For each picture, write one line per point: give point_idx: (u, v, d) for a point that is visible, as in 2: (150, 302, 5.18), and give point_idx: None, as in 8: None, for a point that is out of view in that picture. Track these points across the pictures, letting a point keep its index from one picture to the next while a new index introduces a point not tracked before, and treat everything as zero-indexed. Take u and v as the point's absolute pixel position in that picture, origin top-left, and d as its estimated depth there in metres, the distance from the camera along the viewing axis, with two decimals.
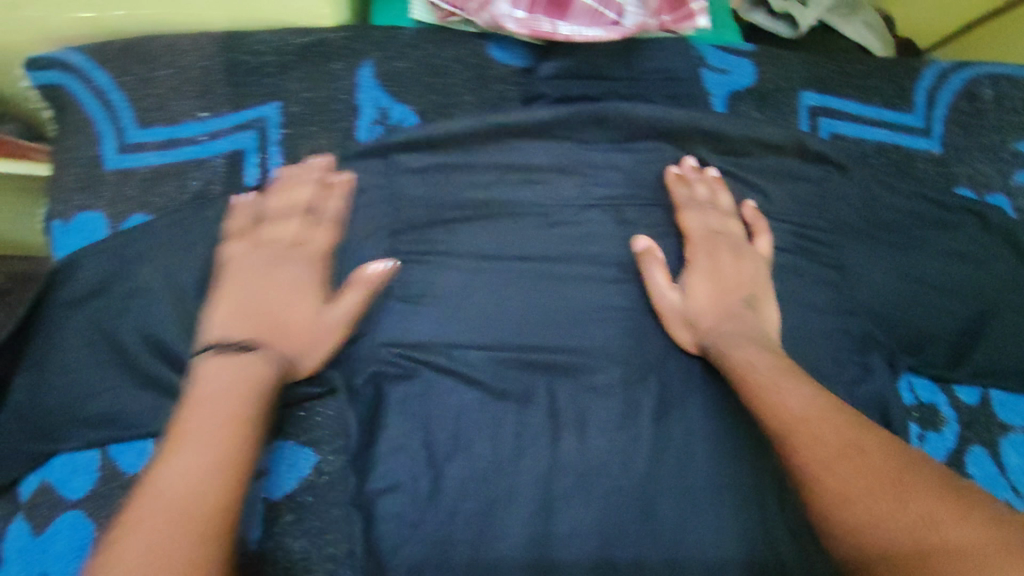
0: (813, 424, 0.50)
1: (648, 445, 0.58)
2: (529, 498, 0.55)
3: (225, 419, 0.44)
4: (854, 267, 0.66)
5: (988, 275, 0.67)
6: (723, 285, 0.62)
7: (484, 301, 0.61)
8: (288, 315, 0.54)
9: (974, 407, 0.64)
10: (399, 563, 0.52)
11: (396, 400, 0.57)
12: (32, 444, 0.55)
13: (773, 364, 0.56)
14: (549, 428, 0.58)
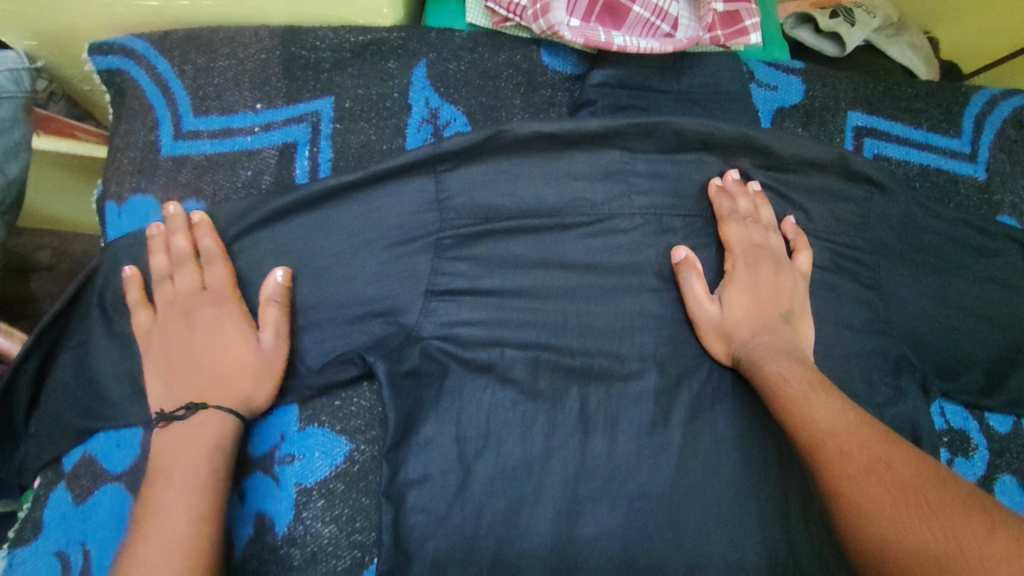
0: (843, 439, 0.50)
1: (677, 454, 0.59)
2: (556, 498, 0.56)
3: (186, 486, 0.48)
4: (892, 289, 0.66)
5: None
6: (758, 297, 0.62)
7: (525, 303, 0.62)
8: (221, 360, 0.54)
9: (1005, 436, 0.64)
10: (426, 552, 0.54)
11: (431, 395, 0.59)
12: (72, 419, 0.55)
13: (807, 379, 0.56)
14: (580, 431, 0.59)
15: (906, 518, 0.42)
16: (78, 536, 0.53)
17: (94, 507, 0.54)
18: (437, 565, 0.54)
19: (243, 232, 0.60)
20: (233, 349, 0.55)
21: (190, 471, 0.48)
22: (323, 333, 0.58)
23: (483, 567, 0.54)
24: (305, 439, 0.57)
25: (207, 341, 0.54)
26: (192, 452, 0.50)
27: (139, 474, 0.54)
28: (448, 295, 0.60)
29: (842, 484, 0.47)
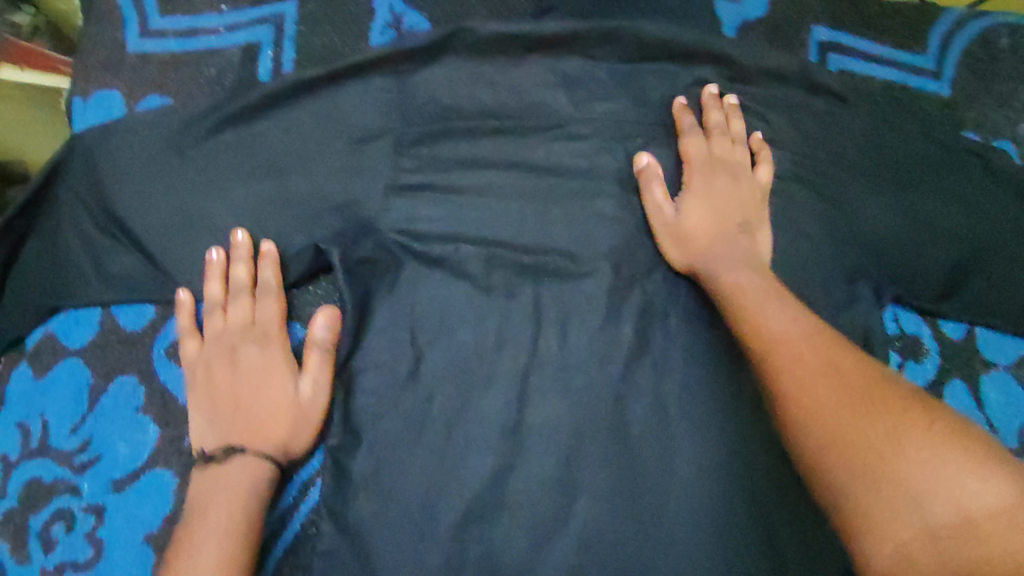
0: (793, 343, 0.47)
1: (627, 349, 0.60)
2: (506, 387, 0.59)
3: (220, 534, 0.48)
4: (851, 201, 0.66)
5: (988, 221, 0.66)
6: (717, 214, 0.62)
7: (482, 203, 0.62)
8: (261, 403, 0.54)
9: (957, 343, 0.65)
10: (375, 432, 0.57)
11: (384, 287, 0.60)
12: (36, 299, 0.56)
13: (762, 288, 0.55)
14: (532, 324, 0.60)
15: (861, 424, 0.39)
16: (37, 410, 0.54)
17: (53, 382, 0.55)
18: (387, 443, 0.56)
19: (199, 122, 0.59)
20: (273, 390, 0.54)
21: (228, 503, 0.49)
22: (278, 225, 0.59)
23: (432, 446, 0.56)
24: None
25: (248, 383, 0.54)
26: (228, 502, 0.49)
27: (98, 351, 0.55)
28: (407, 192, 0.61)
29: (792, 389, 0.44)
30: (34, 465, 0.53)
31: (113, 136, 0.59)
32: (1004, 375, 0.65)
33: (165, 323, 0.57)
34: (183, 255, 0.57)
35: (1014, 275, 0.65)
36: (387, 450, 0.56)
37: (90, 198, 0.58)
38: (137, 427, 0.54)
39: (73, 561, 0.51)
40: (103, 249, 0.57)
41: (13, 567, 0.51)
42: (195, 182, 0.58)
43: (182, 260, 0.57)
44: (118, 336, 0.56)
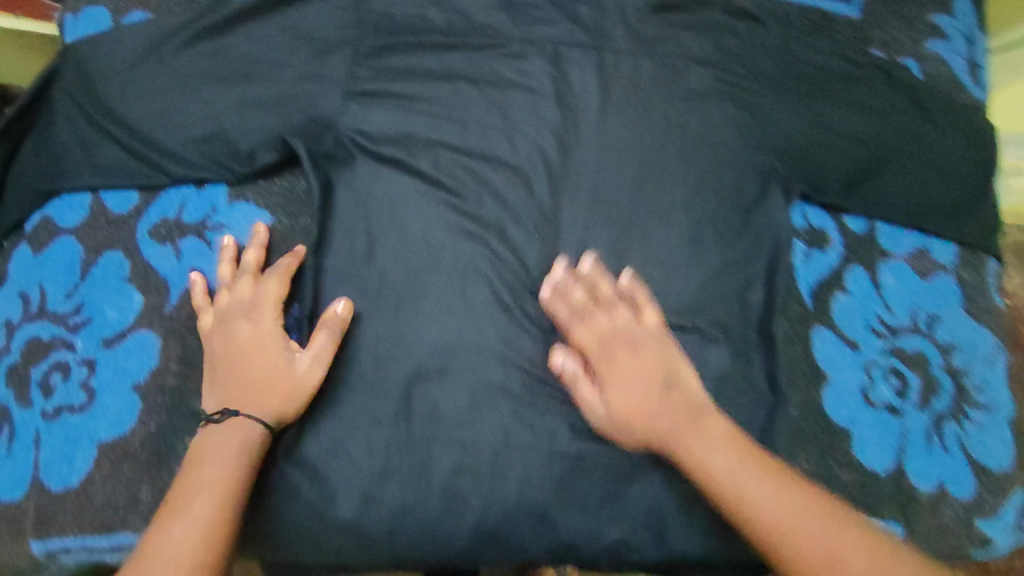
0: (702, 436, 0.60)
1: (555, 239, 0.69)
2: (450, 270, 0.66)
3: (211, 484, 0.54)
4: (767, 111, 0.72)
5: (890, 126, 0.73)
6: (637, 371, 0.63)
7: (431, 109, 0.69)
8: (261, 373, 0.58)
9: (859, 235, 0.73)
10: (333, 304, 0.65)
11: (342, 181, 0.67)
12: (35, 184, 0.64)
13: (680, 412, 0.61)
14: (472, 217, 0.68)
15: (813, 535, 0.54)
16: (36, 280, 0.62)
17: (50, 257, 0.63)
18: (343, 313, 0.64)
19: (177, 32, 0.67)
20: (270, 363, 0.59)
21: (217, 471, 0.54)
22: (245, 122, 0.65)
23: (383, 318, 0.65)
24: (233, 211, 0.65)
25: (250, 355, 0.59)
26: (217, 456, 0.55)
27: (88, 230, 0.63)
28: (364, 98, 0.68)
29: (782, 555, 0.54)
30: (34, 326, 0.61)
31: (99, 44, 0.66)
32: (902, 264, 0.73)
33: (148, 208, 0.64)
34: (161, 147, 0.64)
35: (910, 173, 0.73)
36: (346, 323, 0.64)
37: (80, 97, 0.65)
38: (124, 294, 0.62)
39: (69, 404, 0.59)
40: (93, 141, 0.64)
41: (19, 410, 0.59)
42: (176, 84, 0.65)
43: (160, 151, 0.64)
44: (106, 217, 0.64)
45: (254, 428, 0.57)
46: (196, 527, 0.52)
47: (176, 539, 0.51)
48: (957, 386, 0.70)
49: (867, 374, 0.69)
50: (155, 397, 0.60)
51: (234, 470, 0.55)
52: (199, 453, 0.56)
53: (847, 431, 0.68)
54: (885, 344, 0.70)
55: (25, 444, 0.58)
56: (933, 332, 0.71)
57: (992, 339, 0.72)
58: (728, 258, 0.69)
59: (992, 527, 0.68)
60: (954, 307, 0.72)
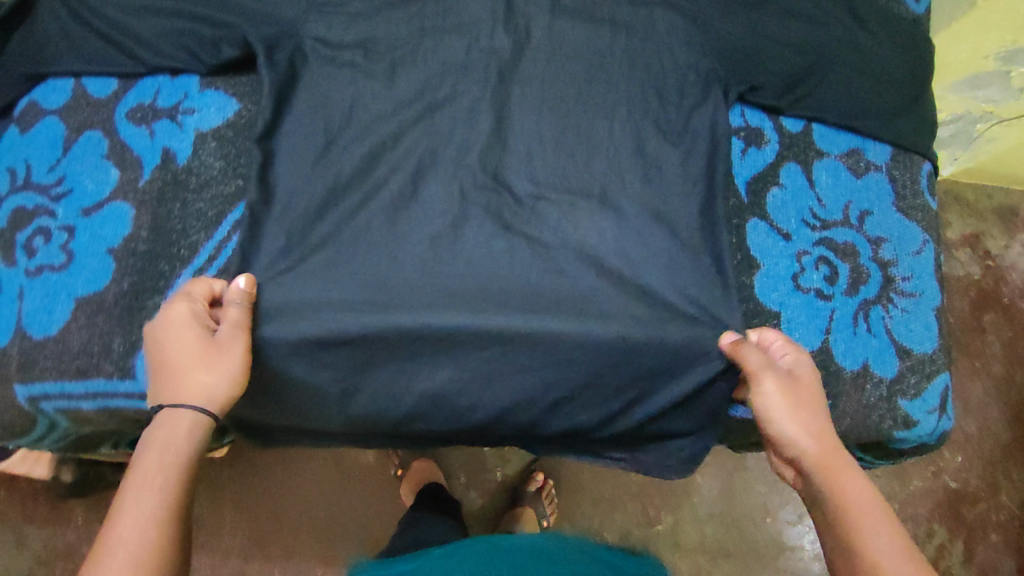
0: (844, 468, 0.60)
1: (501, 138, 0.73)
2: (406, 165, 0.71)
3: (156, 470, 0.53)
4: (708, 18, 0.76)
5: (827, 36, 0.76)
6: (812, 407, 0.63)
7: (389, 17, 0.74)
8: (179, 360, 0.58)
9: (795, 133, 0.77)
10: (287, 188, 0.68)
11: (307, 81, 0.71)
12: (21, 69, 0.69)
13: (813, 427, 0.62)
14: (424, 113, 0.73)
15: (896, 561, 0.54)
16: (22, 156, 0.68)
17: (35, 136, 0.68)
18: (302, 196, 0.69)
19: None
20: (188, 347, 0.59)
21: (175, 457, 0.54)
22: (210, 15, 0.68)
23: (342, 203, 0.69)
24: (203, 98, 0.70)
25: (168, 345, 0.59)
26: (174, 442, 0.55)
27: (68, 111, 0.68)
28: (325, 8, 0.72)
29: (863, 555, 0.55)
30: (19, 197, 0.66)
31: None
32: (836, 162, 0.77)
33: (126, 93, 0.70)
34: (131, 37, 0.68)
35: (844, 80, 0.76)
36: (302, 202, 0.68)
37: None
38: (102, 169, 0.67)
39: (50, 264, 0.64)
40: (74, 29, 0.68)
41: (4, 270, 0.65)
42: None
43: (130, 40, 0.68)
44: (86, 100, 0.69)
45: (193, 414, 0.57)
46: (147, 516, 0.51)
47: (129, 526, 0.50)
48: (885, 275, 0.74)
49: (799, 262, 0.73)
50: (127, 259, 0.65)
51: (187, 454, 0.55)
52: (152, 437, 0.55)
53: (777, 312, 0.72)
54: (817, 236, 0.74)
55: (9, 298, 0.64)
56: (864, 227, 0.76)
57: (921, 235, 0.76)
58: (668, 154, 0.74)
59: (913, 407, 0.72)
60: (886, 203, 0.77)
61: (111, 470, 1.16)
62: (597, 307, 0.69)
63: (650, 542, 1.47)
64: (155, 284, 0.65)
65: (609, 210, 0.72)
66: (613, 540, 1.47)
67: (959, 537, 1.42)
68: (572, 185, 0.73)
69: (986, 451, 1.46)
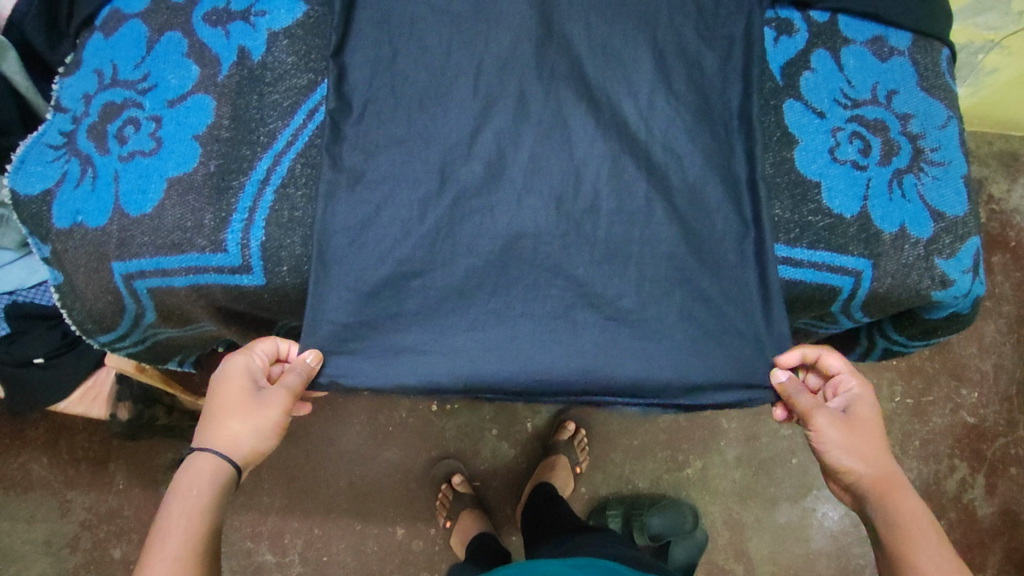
0: (898, 486, 0.70)
1: (545, 43, 0.76)
2: (465, 70, 0.74)
3: (201, 480, 0.66)
4: None
5: None
6: (870, 437, 0.73)
7: None
8: (224, 407, 0.70)
9: (822, 23, 0.82)
10: (356, 92, 0.73)
11: None
12: None
13: (873, 466, 0.71)
14: (469, 22, 0.75)
15: (931, 555, 0.64)
16: (107, 58, 0.72)
17: (120, 39, 0.73)
18: (370, 97, 0.73)
19: None
20: (235, 398, 0.70)
21: (198, 499, 0.64)
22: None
23: (405, 106, 0.73)
24: (273, 1, 0.74)
25: (222, 394, 0.70)
26: (207, 465, 0.67)
27: (147, 16, 0.73)
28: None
29: (900, 549, 0.65)
30: (108, 94, 0.71)
31: None
32: (863, 49, 0.82)
33: None
34: None
35: None
36: (373, 101, 0.73)
37: None
38: (183, 66, 0.72)
39: (141, 150, 0.69)
40: None
41: (98, 158, 0.69)
42: None
43: None
44: (164, 5, 0.74)
45: (217, 462, 0.68)
46: (192, 516, 0.63)
47: (177, 523, 0.62)
48: (914, 148, 0.79)
49: (834, 138, 0.78)
50: (212, 145, 0.69)
51: (206, 496, 0.65)
52: (181, 480, 0.65)
53: (817, 182, 0.76)
54: (849, 113, 0.79)
55: (105, 182, 0.68)
56: (892, 104, 0.80)
57: (945, 112, 0.81)
58: (710, 52, 0.78)
59: (948, 266, 0.77)
60: (909, 83, 0.82)
61: (165, 414, 1.19)
62: (645, 197, 0.74)
63: (680, 487, 1.45)
64: (239, 166, 0.69)
65: (657, 104, 0.76)
66: (644, 485, 1.45)
67: (981, 472, 1.46)
68: (620, 83, 0.76)
69: (1002, 388, 1.49)
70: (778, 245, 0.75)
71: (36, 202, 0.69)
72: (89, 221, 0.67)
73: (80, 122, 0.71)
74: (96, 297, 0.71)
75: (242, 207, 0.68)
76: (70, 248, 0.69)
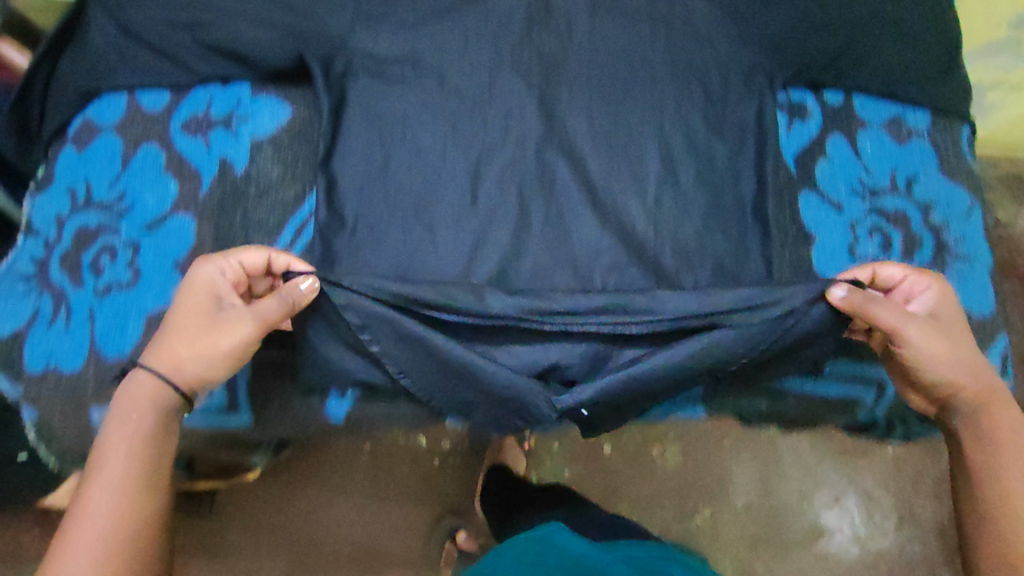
0: (994, 405, 0.63)
1: (543, 144, 0.73)
2: (461, 175, 0.71)
3: (140, 410, 0.56)
4: (744, 9, 0.76)
5: (860, 11, 0.77)
6: (962, 339, 0.63)
7: (431, 29, 0.73)
8: (179, 324, 0.59)
9: (836, 106, 0.78)
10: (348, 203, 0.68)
11: (356, 98, 0.70)
12: (76, 86, 0.68)
13: (977, 379, 0.62)
14: (465, 127, 0.72)
15: None
16: (80, 176, 0.68)
17: (93, 154, 0.68)
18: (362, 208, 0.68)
19: None
20: (192, 324, 0.59)
21: (135, 429, 0.55)
22: (257, 40, 0.69)
23: (399, 217, 0.68)
24: (256, 104, 0.71)
25: (183, 311, 0.59)
26: (144, 400, 0.56)
27: (119, 129, 0.68)
28: (370, 22, 0.72)
29: (1013, 538, 0.58)
30: (81, 218, 0.66)
31: None
32: (880, 131, 0.78)
33: (178, 106, 0.70)
34: (188, 62, 0.69)
35: (885, 47, 0.77)
36: (365, 212, 0.68)
37: (102, 17, 0.68)
38: (161, 183, 0.67)
39: (117, 282, 0.65)
40: (124, 45, 0.68)
41: (72, 291, 0.65)
42: (190, 9, 0.69)
43: (185, 65, 0.69)
44: (140, 116, 0.69)
45: (157, 384, 0.57)
46: (118, 483, 0.53)
47: (101, 496, 0.53)
48: (937, 241, 0.75)
49: (852, 233, 0.75)
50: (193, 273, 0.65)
51: (145, 429, 0.56)
52: (115, 410, 0.56)
53: (834, 285, 0.73)
54: (869, 205, 0.75)
55: (80, 321, 0.64)
56: (912, 193, 0.76)
57: (968, 199, 0.77)
58: (721, 146, 0.74)
59: None
60: (931, 168, 0.77)
61: None
62: None
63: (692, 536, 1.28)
64: None
65: (665, 205, 0.72)
66: None
67: None
68: (626, 183, 0.72)
69: None
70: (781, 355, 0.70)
71: (6, 344, 0.63)
72: (63, 364, 0.63)
73: (53, 249, 0.66)
74: (76, 447, 0.63)
75: None
76: (44, 393, 0.62)
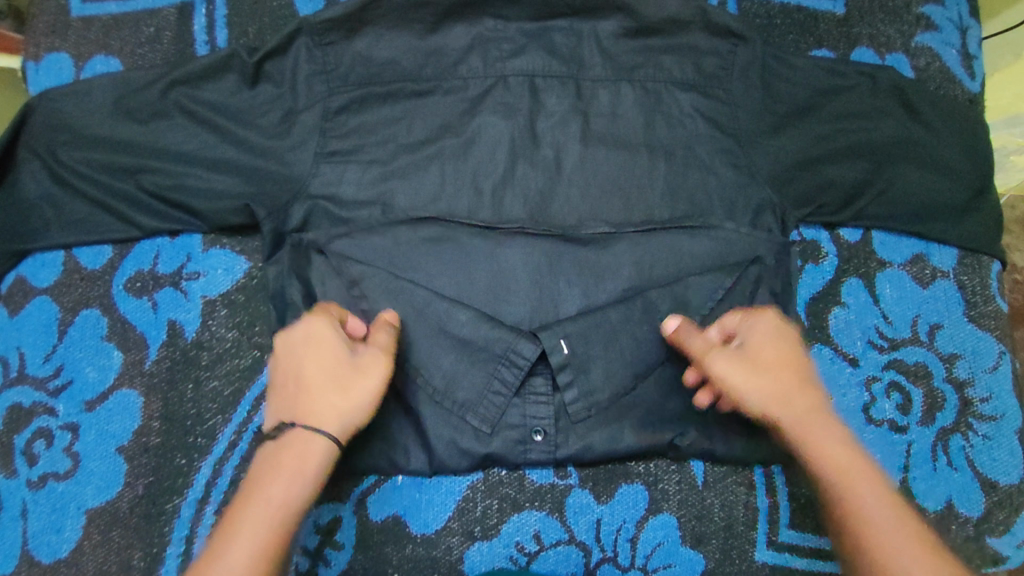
0: (819, 430, 0.54)
1: (529, 299, 0.63)
2: (430, 338, 0.61)
3: (265, 506, 0.50)
4: (752, 137, 0.66)
5: (879, 139, 0.68)
6: (779, 373, 0.55)
7: (402, 167, 0.64)
8: (309, 372, 0.54)
9: (854, 244, 0.71)
10: None
11: (317, 251, 0.63)
12: (8, 245, 0.63)
13: (807, 408, 0.55)
14: (435, 281, 0.63)
15: (901, 552, 0.49)
16: (12, 343, 0.64)
17: (26, 318, 0.65)
18: None
19: (121, 97, 0.63)
20: (326, 369, 0.54)
21: (279, 492, 0.50)
22: (209, 186, 0.62)
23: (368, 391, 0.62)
24: (209, 258, 0.65)
25: (305, 367, 0.54)
26: (283, 467, 0.51)
27: (62, 288, 0.65)
28: (334, 157, 0.63)
29: None
30: (14, 393, 0.63)
31: (53, 110, 0.63)
32: (902, 272, 0.71)
33: (123, 261, 0.65)
34: (130, 216, 0.63)
35: (909, 180, 0.68)
36: None
37: (39, 170, 0.62)
38: (103, 353, 0.64)
39: (54, 472, 0.61)
40: (61, 197, 0.63)
41: (4, 480, 0.61)
42: (128, 158, 0.62)
43: (128, 219, 0.63)
44: (80, 274, 0.65)
45: (321, 448, 0.52)
46: (255, 539, 0.48)
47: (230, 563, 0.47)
48: (961, 398, 0.69)
49: (868, 391, 0.69)
50: (140, 457, 0.62)
51: (293, 500, 0.50)
52: (264, 470, 0.51)
53: None
54: (886, 358, 0.70)
55: (12, 516, 0.61)
56: (935, 343, 0.70)
57: (996, 347, 0.71)
58: None
59: (1003, 543, 0.67)
60: (955, 312, 0.71)
61: None
62: (645, 479, 0.65)
63: None
64: (174, 482, 0.61)
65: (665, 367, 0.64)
66: None
67: None
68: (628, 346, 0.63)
69: None
70: (787, 528, 0.66)
71: None
72: None
73: None
74: None
75: (177, 537, 0.60)
76: None
